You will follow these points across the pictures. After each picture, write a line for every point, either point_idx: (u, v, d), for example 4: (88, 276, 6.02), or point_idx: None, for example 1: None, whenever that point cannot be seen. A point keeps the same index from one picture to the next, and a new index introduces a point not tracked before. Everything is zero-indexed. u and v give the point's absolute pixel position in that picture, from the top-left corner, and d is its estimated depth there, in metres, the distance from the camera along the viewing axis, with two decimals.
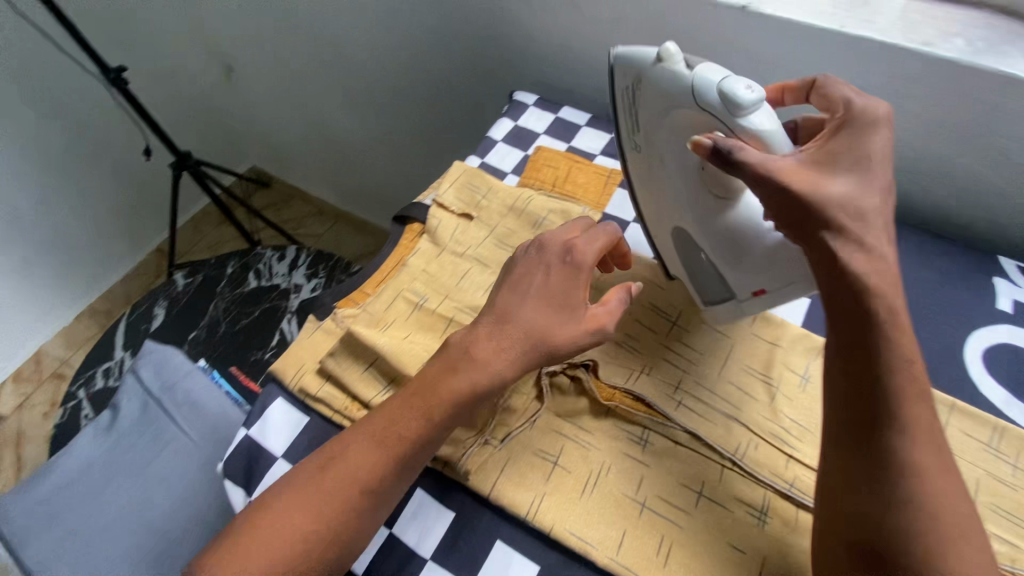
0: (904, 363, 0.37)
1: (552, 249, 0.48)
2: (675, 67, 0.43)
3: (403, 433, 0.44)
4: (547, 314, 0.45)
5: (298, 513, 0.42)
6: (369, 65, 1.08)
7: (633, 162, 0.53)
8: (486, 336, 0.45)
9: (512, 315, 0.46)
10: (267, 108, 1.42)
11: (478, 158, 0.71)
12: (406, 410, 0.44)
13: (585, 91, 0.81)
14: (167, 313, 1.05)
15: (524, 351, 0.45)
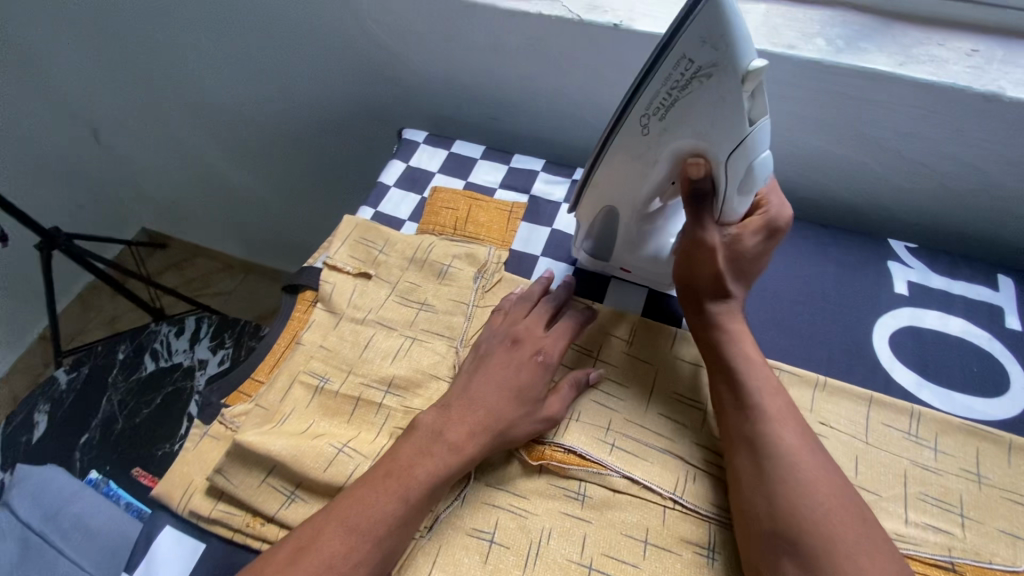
0: (748, 366, 0.47)
1: (522, 345, 0.50)
2: (744, 100, 0.39)
3: (377, 512, 0.41)
4: (509, 402, 0.47)
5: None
6: (250, 113, 1.00)
7: (620, 134, 0.45)
8: (455, 417, 0.46)
9: (477, 398, 0.47)
10: (147, 167, 1.30)
11: (371, 208, 0.66)
12: (381, 483, 0.42)
13: (477, 119, 0.78)
14: (51, 417, 0.92)
15: (491, 440, 0.45)
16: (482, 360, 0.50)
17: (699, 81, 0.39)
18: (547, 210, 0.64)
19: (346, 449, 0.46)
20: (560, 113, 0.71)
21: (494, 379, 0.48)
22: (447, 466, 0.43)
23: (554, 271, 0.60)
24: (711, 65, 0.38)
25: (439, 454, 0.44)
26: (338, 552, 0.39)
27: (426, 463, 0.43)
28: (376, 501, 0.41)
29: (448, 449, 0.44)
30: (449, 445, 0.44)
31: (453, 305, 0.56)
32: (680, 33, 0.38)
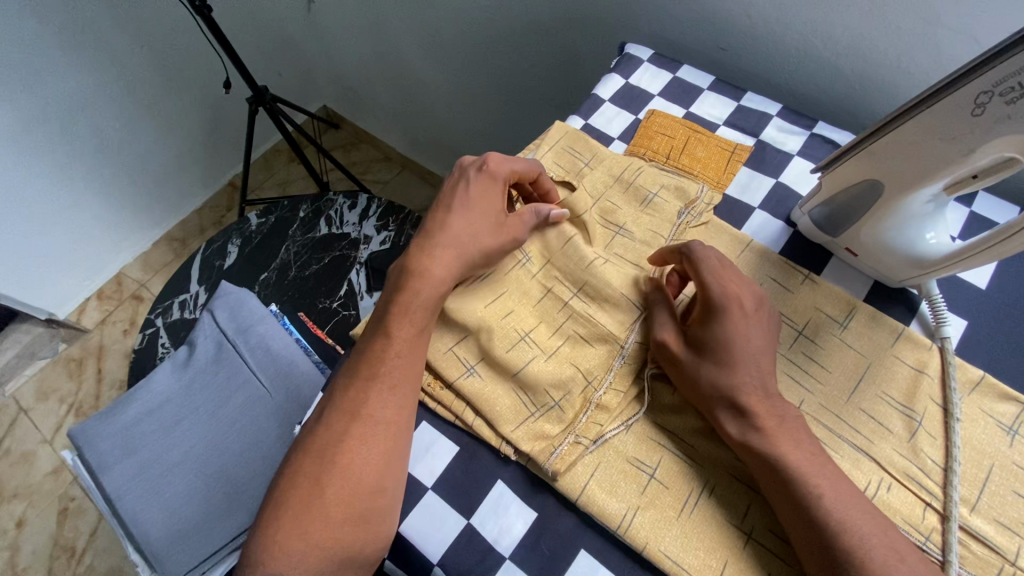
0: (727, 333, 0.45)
1: (471, 182, 0.54)
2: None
3: (382, 361, 0.46)
4: (487, 225, 0.51)
5: (333, 466, 0.43)
6: (456, 4, 0.99)
7: (926, 113, 0.38)
8: (441, 252, 0.50)
9: (443, 241, 0.51)
10: (344, 45, 1.37)
11: (581, 119, 0.63)
12: (375, 346, 0.47)
13: (705, 47, 0.71)
14: (240, 251, 1.05)
15: (461, 260, 0.50)
16: (446, 209, 0.53)
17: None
18: (774, 161, 0.57)
19: (528, 339, 0.48)
20: (813, 56, 0.62)
21: (457, 221, 0.52)
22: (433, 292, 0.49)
23: (768, 228, 0.54)
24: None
25: (414, 313, 0.48)
26: (372, 405, 0.45)
27: (402, 322, 0.48)
28: (382, 351, 0.47)
29: (419, 301, 0.48)
30: (423, 302, 0.48)
31: (652, 236, 0.54)
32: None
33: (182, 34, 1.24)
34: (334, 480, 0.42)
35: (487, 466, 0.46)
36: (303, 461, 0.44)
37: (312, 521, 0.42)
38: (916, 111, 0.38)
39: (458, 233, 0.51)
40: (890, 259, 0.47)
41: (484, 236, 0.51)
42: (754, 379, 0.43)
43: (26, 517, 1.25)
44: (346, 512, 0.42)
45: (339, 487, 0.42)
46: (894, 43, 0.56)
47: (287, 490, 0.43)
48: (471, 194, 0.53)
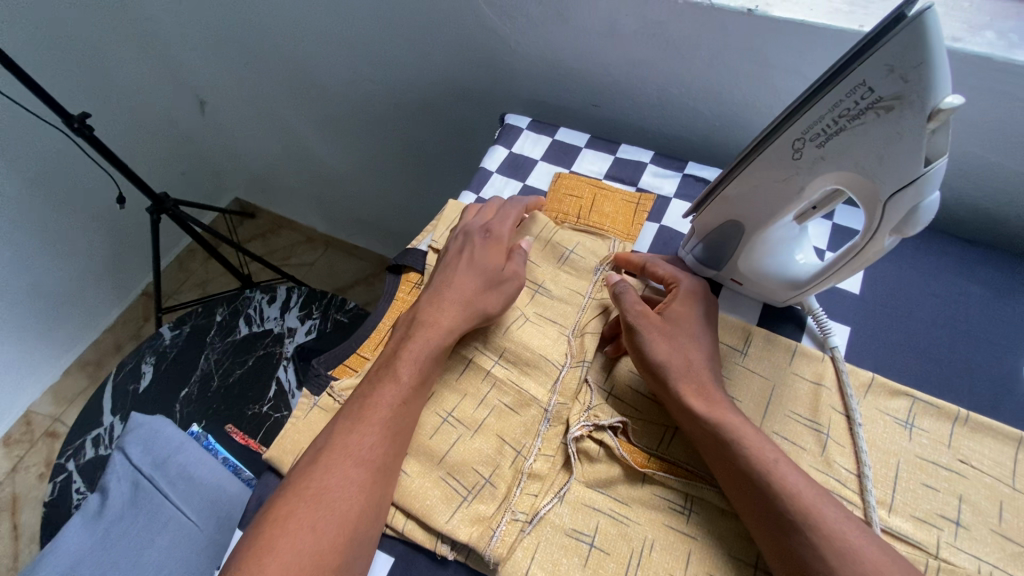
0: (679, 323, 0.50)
1: (473, 229, 0.56)
2: (928, 137, 0.33)
3: (383, 403, 0.46)
4: (485, 278, 0.52)
5: (313, 514, 0.40)
6: (346, 91, 1.02)
7: (762, 158, 0.41)
8: (444, 304, 0.51)
9: (447, 294, 0.51)
10: (244, 139, 1.36)
11: (473, 193, 0.65)
12: (374, 390, 0.47)
13: (578, 105, 0.76)
14: (156, 369, 0.99)
15: (466, 309, 0.50)
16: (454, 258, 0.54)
17: (875, 112, 0.34)
18: (654, 207, 0.61)
19: (451, 419, 0.49)
20: (673, 103, 0.68)
21: (461, 274, 0.52)
22: (438, 342, 0.49)
23: None
24: (896, 97, 0.33)
25: (422, 359, 0.48)
26: (370, 443, 0.44)
27: (408, 363, 0.48)
28: (381, 397, 0.46)
29: (426, 350, 0.48)
30: (426, 348, 0.48)
31: (569, 293, 0.56)
32: (865, 56, 0.33)
33: (67, 155, 1.20)
34: (318, 516, 0.40)
35: (427, 569, 0.44)
36: (293, 504, 0.41)
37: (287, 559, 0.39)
38: (754, 156, 0.41)
39: (459, 286, 0.52)
40: (762, 285, 0.51)
41: (488, 285, 0.51)
42: (700, 362, 0.47)
43: None
44: (325, 553, 0.40)
45: (329, 534, 0.40)
46: (736, 87, 0.62)
47: (271, 543, 0.39)
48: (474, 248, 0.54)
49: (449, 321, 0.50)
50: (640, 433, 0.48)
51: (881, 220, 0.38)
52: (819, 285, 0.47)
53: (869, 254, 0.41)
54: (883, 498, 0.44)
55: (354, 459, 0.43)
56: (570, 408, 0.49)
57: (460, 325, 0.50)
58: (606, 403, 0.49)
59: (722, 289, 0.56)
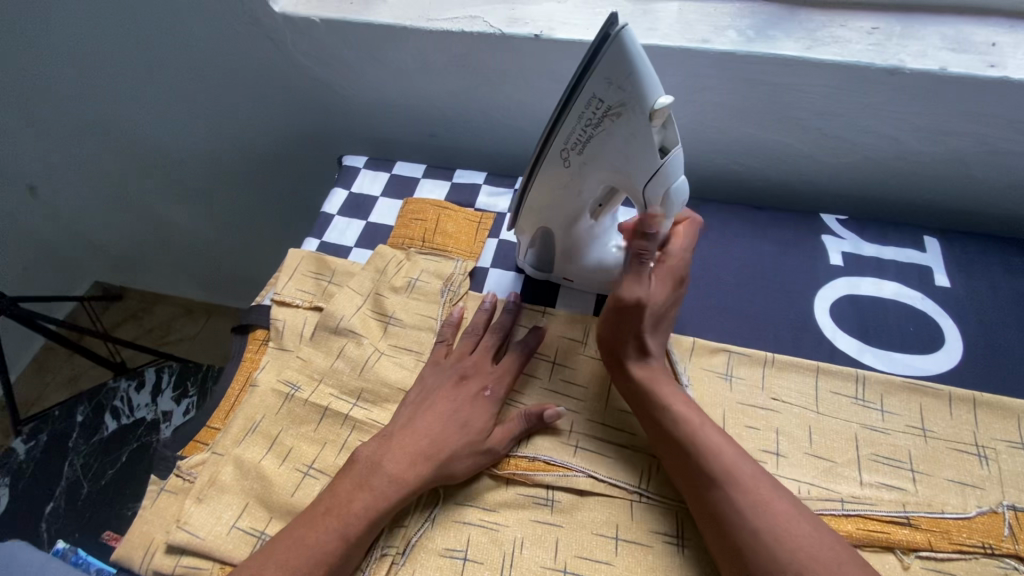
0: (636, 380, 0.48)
1: (454, 370, 0.52)
2: (654, 133, 0.39)
3: (337, 532, 0.42)
4: (455, 430, 0.47)
5: None
6: (189, 155, 0.98)
7: (542, 171, 0.45)
8: (396, 448, 0.46)
9: (411, 438, 0.47)
10: (90, 218, 1.26)
11: (317, 238, 0.65)
12: (327, 514, 0.43)
13: (415, 138, 0.78)
14: (11, 491, 0.88)
15: (425, 463, 0.46)
16: (427, 399, 0.50)
17: (610, 119, 0.39)
18: (493, 222, 0.65)
19: (313, 470, 0.48)
20: (497, 125, 0.72)
21: (439, 414, 0.49)
22: (391, 493, 0.44)
23: (505, 282, 0.61)
24: (621, 104, 0.38)
25: (376, 490, 0.44)
26: (300, 572, 0.40)
27: (363, 494, 0.44)
28: (323, 531, 0.42)
29: (385, 489, 0.44)
30: (383, 481, 0.45)
31: (421, 319, 0.57)
32: (589, 71, 0.38)
33: None
34: None
35: None
36: None
37: None
38: (535, 171, 0.45)
39: (421, 431, 0.47)
40: (585, 278, 0.56)
41: (461, 449, 0.47)
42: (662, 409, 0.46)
43: None
44: None
45: None
46: (546, 103, 0.68)
47: None
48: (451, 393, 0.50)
49: (399, 466, 0.45)
50: None
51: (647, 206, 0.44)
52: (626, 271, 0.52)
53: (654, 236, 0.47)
54: None
55: (313, 558, 0.41)
56: None
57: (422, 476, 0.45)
58: None
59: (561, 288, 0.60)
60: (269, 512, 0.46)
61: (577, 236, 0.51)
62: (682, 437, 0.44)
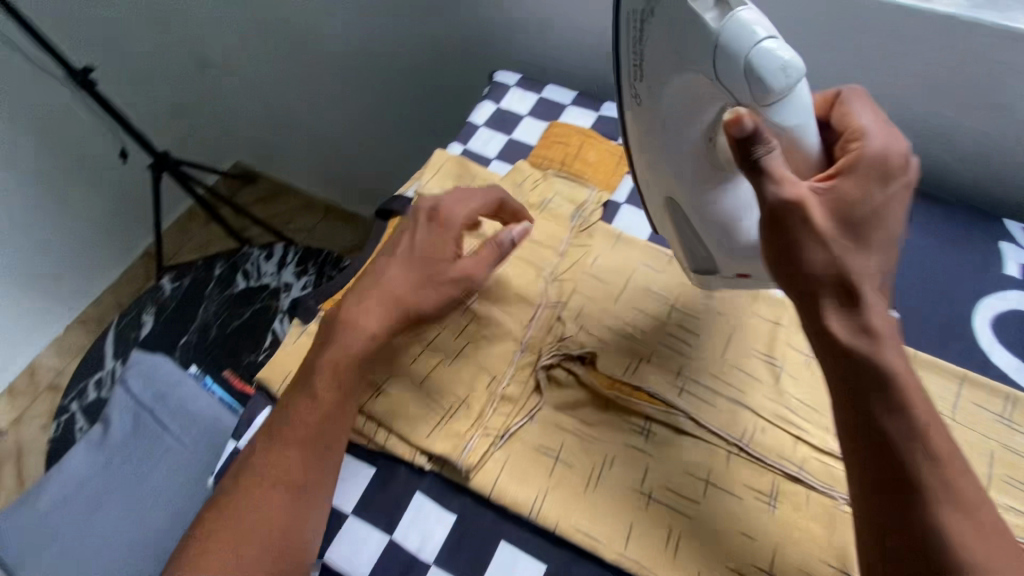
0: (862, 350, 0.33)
1: (422, 214, 0.51)
2: (701, 8, 0.36)
3: (324, 386, 0.44)
4: (422, 275, 0.47)
5: (258, 487, 0.42)
6: (344, 54, 1.03)
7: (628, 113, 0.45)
8: (366, 300, 0.46)
9: (375, 291, 0.47)
10: (246, 102, 1.38)
11: (461, 144, 0.67)
12: (313, 375, 0.45)
13: (567, 66, 0.77)
14: (156, 319, 1.02)
15: (395, 305, 0.46)
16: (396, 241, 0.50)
17: (648, 15, 0.39)
18: None
19: (432, 347, 0.52)
20: None
21: (400, 263, 0.48)
22: (364, 341, 0.45)
23: (636, 221, 0.60)
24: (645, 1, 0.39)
25: (349, 340, 0.45)
26: (308, 419, 0.44)
27: (341, 347, 0.45)
28: (310, 389, 0.44)
29: (353, 343, 0.45)
30: (358, 334, 0.45)
31: (548, 238, 0.58)
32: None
33: (74, 110, 1.24)
34: (260, 491, 0.41)
35: (404, 482, 0.48)
36: (239, 480, 0.42)
37: (238, 525, 0.41)
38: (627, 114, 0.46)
39: (393, 274, 0.47)
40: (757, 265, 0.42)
41: (430, 289, 0.47)
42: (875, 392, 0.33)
43: None
44: (270, 516, 0.41)
45: (269, 505, 0.41)
46: None
47: (215, 524, 0.41)
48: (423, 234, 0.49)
49: (376, 306, 0.46)
50: (605, 362, 0.51)
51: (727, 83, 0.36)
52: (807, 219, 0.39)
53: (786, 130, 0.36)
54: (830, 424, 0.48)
55: (316, 413, 0.44)
56: (543, 340, 0.52)
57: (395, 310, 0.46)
58: (578, 335, 0.52)
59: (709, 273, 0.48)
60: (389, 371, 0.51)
61: (702, 199, 0.42)
62: (898, 436, 0.32)
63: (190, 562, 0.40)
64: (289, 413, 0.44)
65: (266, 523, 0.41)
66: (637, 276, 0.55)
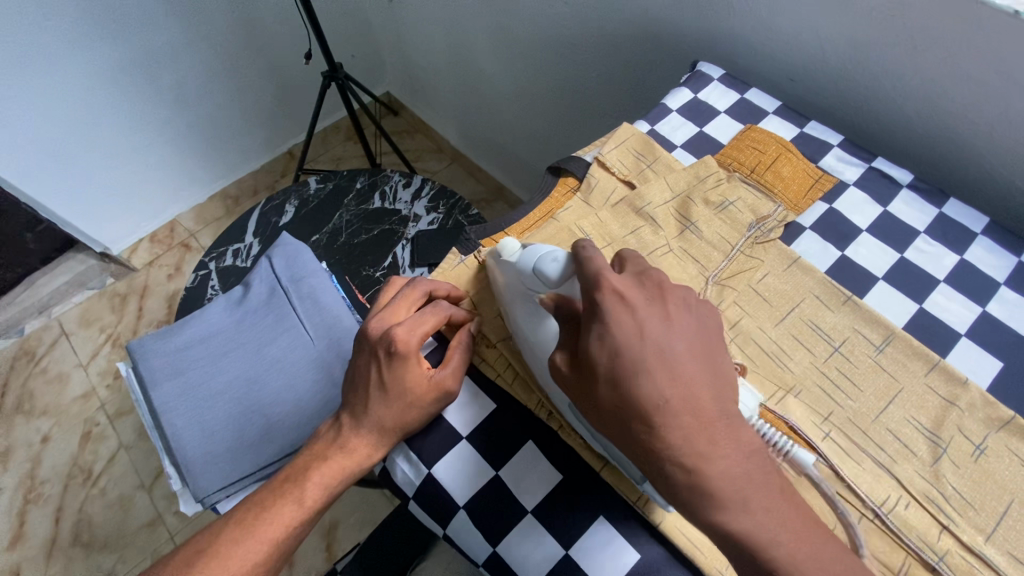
0: (669, 413, 0.36)
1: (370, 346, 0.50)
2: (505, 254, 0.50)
3: (334, 468, 0.49)
4: (406, 403, 0.47)
5: (262, 530, 0.47)
6: (532, 12, 1.04)
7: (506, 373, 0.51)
8: (364, 415, 0.49)
9: (369, 409, 0.48)
10: (418, 36, 1.42)
11: (648, 124, 0.66)
12: (324, 455, 0.49)
13: (773, 76, 0.73)
14: (297, 211, 1.10)
15: (390, 422, 0.48)
16: (356, 378, 0.50)
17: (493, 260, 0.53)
18: (830, 188, 0.60)
19: None
20: (881, 96, 0.65)
21: (382, 391, 0.48)
22: (369, 451, 0.48)
23: (816, 251, 0.56)
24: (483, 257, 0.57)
25: (358, 442, 0.49)
26: (312, 495, 0.49)
27: (354, 441, 0.49)
28: (323, 464, 0.49)
29: (364, 451, 0.49)
30: (366, 434, 0.49)
31: (720, 240, 0.56)
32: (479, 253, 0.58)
33: (273, 5, 1.34)
34: (256, 536, 0.47)
35: (520, 427, 0.49)
36: (242, 516, 0.48)
37: (228, 553, 0.46)
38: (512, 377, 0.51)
39: (380, 403, 0.48)
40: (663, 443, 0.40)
41: (416, 386, 0.47)
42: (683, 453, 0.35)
43: (51, 434, 1.33)
44: (258, 547, 0.47)
45: (258, 548, 0.47)
46: (960, 92, 0.58)
47: (213, 542, 0.47)
48: (374, 320, 0.51)
49: (373, 420, 0.48)
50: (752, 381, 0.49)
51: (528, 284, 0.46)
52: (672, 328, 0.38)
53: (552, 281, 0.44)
54: (986, 526, 0.43)
55: (322, 480, 0.49)
56: None
57: (388, 424, 0.47)
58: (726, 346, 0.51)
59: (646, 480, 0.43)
60: None
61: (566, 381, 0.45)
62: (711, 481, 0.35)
63: (190, 547, 0.47)
64: (262, 513, 0.48)
65: (247, 561, 0.46)
66: (805, 307, 0.53)
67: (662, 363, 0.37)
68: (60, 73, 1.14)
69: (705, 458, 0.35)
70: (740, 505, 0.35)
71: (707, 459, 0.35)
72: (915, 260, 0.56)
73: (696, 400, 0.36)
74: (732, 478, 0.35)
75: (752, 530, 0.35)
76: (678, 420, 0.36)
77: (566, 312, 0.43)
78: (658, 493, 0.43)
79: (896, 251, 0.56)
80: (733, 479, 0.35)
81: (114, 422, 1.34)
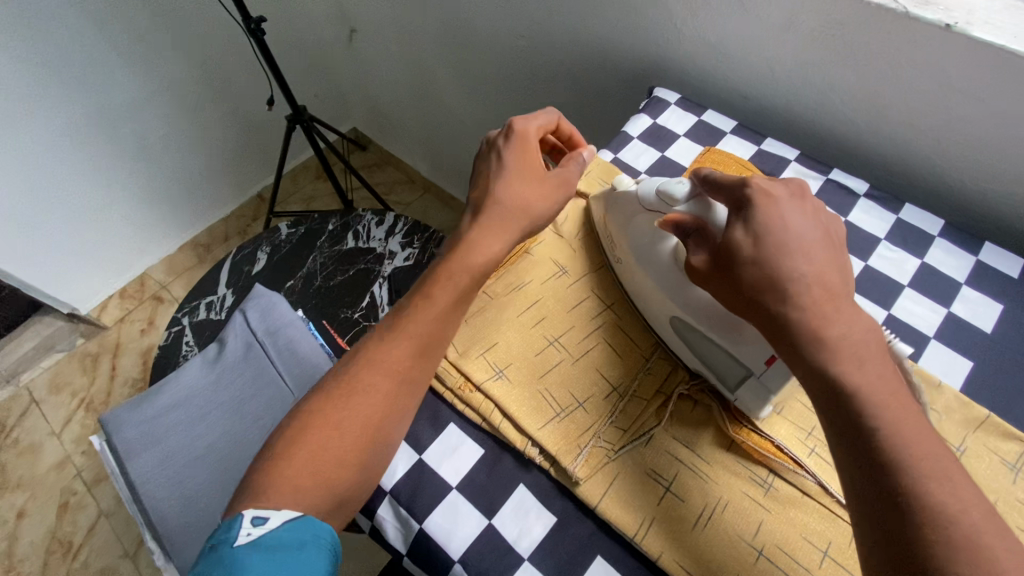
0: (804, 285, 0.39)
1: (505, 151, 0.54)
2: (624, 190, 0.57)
3: (475, 260, 0.49)
4: (542, 189, 0.53)
5: (407, 339, 0.46)
6: (488, 46, 1.06)
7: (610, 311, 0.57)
8: (503, 202, 0.51)
9: (511, 188, 0.51)
10: (379, 73, 1.43)
11: (611, 153, 0.67)
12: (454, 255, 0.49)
13: (726, 97, 0.75)
14: (269, 258, 1.09)
15: (534, 201, 0.52)
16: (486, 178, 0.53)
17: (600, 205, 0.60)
18: None
19: (557, 343, 0.54)
20: (829, 109, 0.67)
21: (522, 180, 0.52)
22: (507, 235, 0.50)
23: None
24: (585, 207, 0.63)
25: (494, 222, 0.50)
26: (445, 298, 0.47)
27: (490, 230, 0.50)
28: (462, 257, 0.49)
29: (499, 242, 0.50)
30: (504, 214, 0.51)
31: None
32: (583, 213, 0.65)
33: (231, 53, 1.35)
34: (402, 348, 0.45)
35: (511, 469, 0.48)
36: (375, 347, 0.46)
37: (374, 376, 0.44)
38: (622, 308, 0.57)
39: (524, 186, 0.52)
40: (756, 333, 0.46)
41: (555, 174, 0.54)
42: (834, 322, 0.38)
43: (26, 508, 1.27)
44: (402, 364, 0.45)
45: (408, 356, 0.45)
46: (904, 101, 0.61)
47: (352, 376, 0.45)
48: (509, 155, 0.53)
49: (517, 199, 0.51)
50: None
51: (649, 204, 0.53)
52: (809, 216, 0.43)
53: (675, 202, 0.50)
54: None
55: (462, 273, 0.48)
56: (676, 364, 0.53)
57: (531, 206, 0.51)
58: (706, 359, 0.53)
59: (745, 380, 0.48)
60: (510, 359, 0.53)
61: (689, 299, 0.50)
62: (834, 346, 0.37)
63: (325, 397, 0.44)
64: (394, 337, 0.46)
65: (399, 368, 0.45)
66: None
67: (803, 244, 0.41)
68: (16, 138, 1.11)
69: (831, 321, 0.38)
70: (854, 365, 0.37)
71: (830, 321, 0.38)
72: (879, 267, 0.57)
73: (827, 278, 0.40)
74: (849, 343, 0.38)
75: (864, 389, 0.36)
76: (819, 283, 0.39)
77: (687, 224, 0.48)
78: (760, 393, 0.47)
79: (861, 259, 0.58)
80: (851, 344, 0.38)
81: (91, 490, 1.29)
